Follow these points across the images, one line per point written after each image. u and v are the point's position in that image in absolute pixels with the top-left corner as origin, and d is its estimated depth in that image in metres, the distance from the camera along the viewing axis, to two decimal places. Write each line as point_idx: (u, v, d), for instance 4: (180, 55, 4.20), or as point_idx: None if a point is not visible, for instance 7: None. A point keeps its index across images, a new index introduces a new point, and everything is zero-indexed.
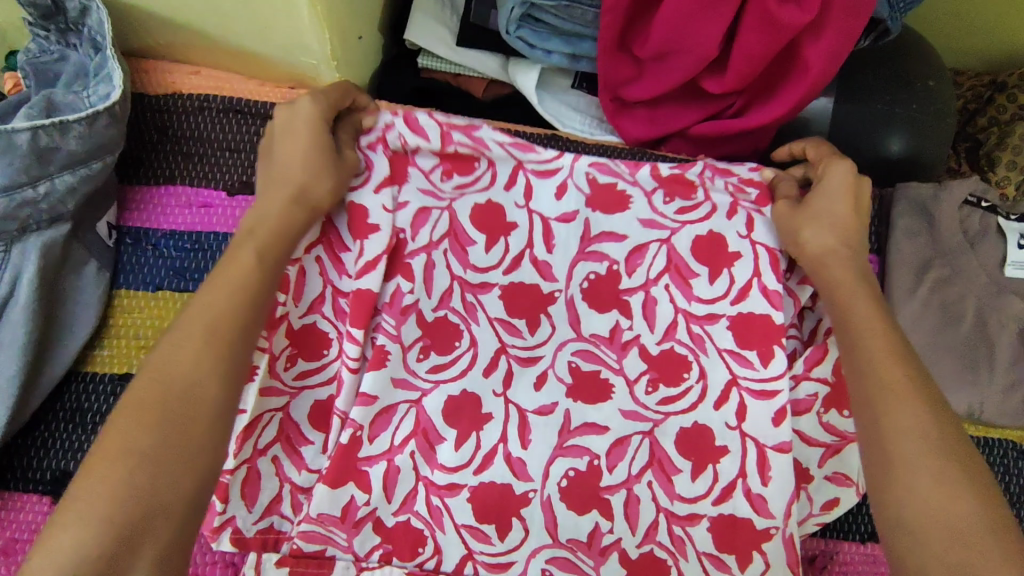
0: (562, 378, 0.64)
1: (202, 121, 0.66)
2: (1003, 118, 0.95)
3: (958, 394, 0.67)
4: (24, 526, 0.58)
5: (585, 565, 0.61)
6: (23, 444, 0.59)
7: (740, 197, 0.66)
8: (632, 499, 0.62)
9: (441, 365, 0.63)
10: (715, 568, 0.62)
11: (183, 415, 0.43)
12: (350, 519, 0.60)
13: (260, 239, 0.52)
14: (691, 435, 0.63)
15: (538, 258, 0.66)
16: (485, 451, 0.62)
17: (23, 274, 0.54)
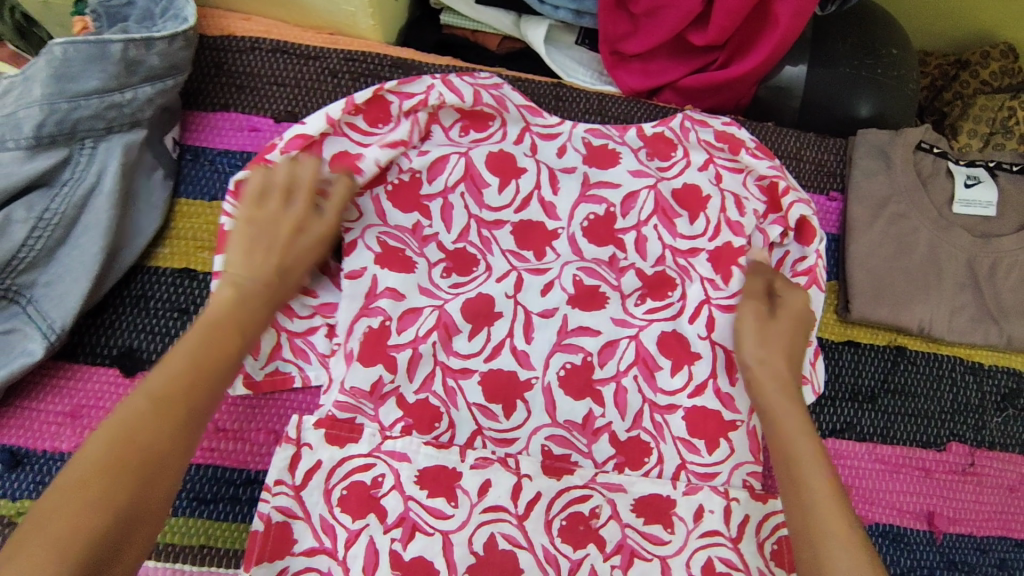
0: (565, 287, 0.74)
1: (253, 59, 0.75)
2: (966, 92, 1.05)
3: (911, 311, 0.76)
4: (90, 394, 0.67)
5: (579, 444, 0.70)
6: (93, 324, 0.68)
7: (712, 153, 0.78)
8: (620, 390, 0.71)
9: (462, 284, 0.73)
10: (688, 452, 0.70)
11: (154, 452, 0.47)
12: (377, 393, 0.68)
13: (251, 304, 0.58)
14: (671, 340, 0.73)
15: (545, 199, 0.76)
16: (494, 343, 0.71)
17: (106, 167, 0.63)
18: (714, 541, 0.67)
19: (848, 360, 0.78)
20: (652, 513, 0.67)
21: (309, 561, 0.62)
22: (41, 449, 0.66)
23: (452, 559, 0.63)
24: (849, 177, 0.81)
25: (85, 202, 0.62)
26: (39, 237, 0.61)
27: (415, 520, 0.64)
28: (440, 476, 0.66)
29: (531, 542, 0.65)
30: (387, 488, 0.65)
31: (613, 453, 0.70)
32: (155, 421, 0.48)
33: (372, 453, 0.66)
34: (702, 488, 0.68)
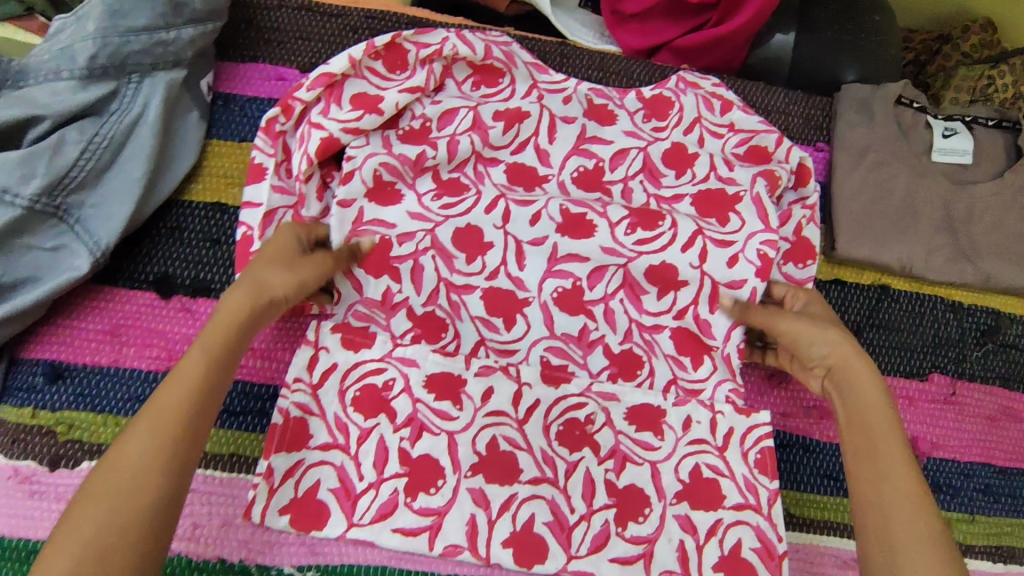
0: (553, 217, 0.79)
1: (280, 15, 0.81)
2: (948, 65, 1.11)
3: (894, 250, 0.82)
4: (128, 315, 0.72)
5: (575, 354, 0.77)
6: (131, 251, 0.73)
7: (701, 113, 0.83)
8: (609, 311, 0.78)
9: (451, 204, 0.79)
10: (676, 367, 0.78)
11: (129, 496, 0.52)
12: (388, 303, 0.76)
13: (215, 333, 0.61)
14: (659, 270, 0.79)
15: (540, 146, 0.82)
16: (490, 270, 0.78)
17: (150, 101, 0.69)
18: (701, 448, 0.75)
19: (835, 297, 0.83)
20: (642, 421, 0.75)
21: (322, 455, 0.70)
22: (82, 362, 0.71)
23: (457, 458, 0.71)
24: (834, 129, 0.86)
25: (130, 131, 0.68)
26: (89, 159, 0.66)
27: (422, 420, 0.72)
28: (445, 381, 0.74)
29: (530, 444, 0.73)
30: (397, 391, 0.73)
31: (606, 364, 0.77)
32: (124, 464, 0.54)
33: (384, 358, 0.74)
34: (690, 401, 0.76)
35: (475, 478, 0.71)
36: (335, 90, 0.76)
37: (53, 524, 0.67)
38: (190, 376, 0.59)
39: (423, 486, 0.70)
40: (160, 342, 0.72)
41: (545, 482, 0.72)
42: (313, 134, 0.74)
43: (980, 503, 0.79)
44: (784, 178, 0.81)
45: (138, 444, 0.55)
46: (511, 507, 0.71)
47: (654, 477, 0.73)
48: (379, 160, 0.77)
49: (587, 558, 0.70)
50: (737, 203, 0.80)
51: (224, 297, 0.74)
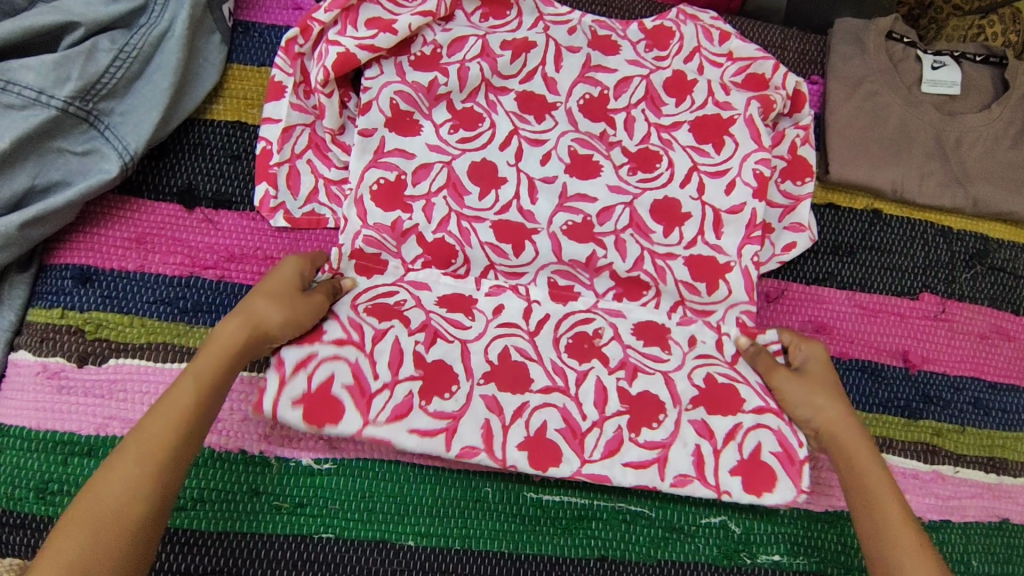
0: (562, 158, 0.81)
1: None
2: (941, 16, 1.14)
3: (884, 174, 0.85)
4: (153, 225, 0.75)
5: (581, 278, 0.79)
6: (156, 166, 0.77)
7: (700, 42, 0.86)
8: (620, 241, 0.79)
9: (468, 138, 0.80)
10: (688, 292, 0.79)
11: (114, 520, 0.53)
12: (398, 229, 0.77)
13: (209, 363, 0.62)
14: (663, 205, 0.80)
15: (548, 74, 0.83)
16: (502, 204, 0.79)
17: (178, 16, 0.73)
18: (709, 361, 0.76)
19: (829, 220, 0.86)
20: (650, 337, 0.77)
21: (338, 351, 0.71)
22: (109, 267, 0.74)
23: (470, 364, 0.73)
24: (828, 61, 0.90)
25: (158, 43, 0.72)
26: (120, 67, 0.70)
27: (436, 326, 0.74)
28: (457, 301, 0.76)
29: (540, 355, 0.74)
30: (409, 305, 0.75)
31: (612, 285, 0.79)
32: (112, 488, 0.54)
33: (397, 283, 0.76)
34: (696, 321, 0.79)
35: (488, 385, 0.73)
36: (351, 14, 0.78)
37: (81, 416, 0.70)
38: (185, 400, 0.60)
39: (438, 390, 0.72)
40: (184, 250, 0.75)
41: (557, 390, 0.73)
42: (330, 50, 0.76)
43: (970, 415, 0.82)
44: (778, 100, 0.84)
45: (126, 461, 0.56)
46: (524, 414, 0.72)
47: (668, 385, 0.75)
48: (395, 88, 0.79)
49: (601, 462, 0.71)
50: (732, 125, 0.83)
51: (244, 210, 0.77)
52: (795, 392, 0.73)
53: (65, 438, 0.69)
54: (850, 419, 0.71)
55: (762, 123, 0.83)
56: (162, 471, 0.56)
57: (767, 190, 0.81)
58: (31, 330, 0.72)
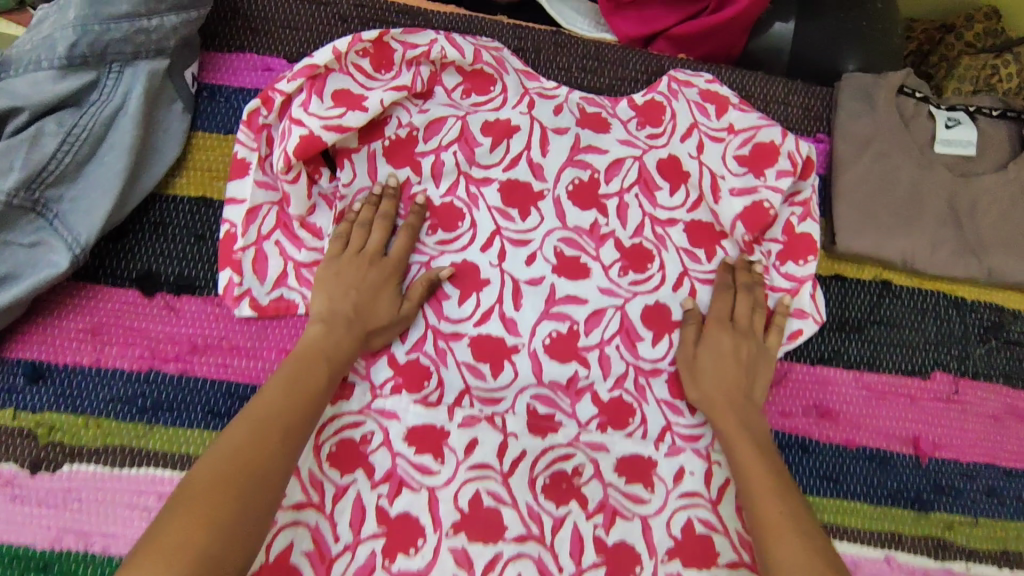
0: (548, 258, 0.77)
1: (269, 4, 0.80)
2: (951, 54, 1.08)
3: (894, 243, 0.79)
4: (110, 313, 0.70)
5: (562, 403, 0.73)
6: (115, 248, 0.72)
7: (695, 117, 0.81)
8: (604, 357, 0.74)
9: (448, 240, 0.76)
10: (672, 414, 0.74)
11: (247, 476, 0.55)
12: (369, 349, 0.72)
13: (315, 351, 0.66)
14: (654, 311, 0.76)
15: (533, 160, 0.79)
16: (483, 310, 0.74)
17: (132, 91, 0.67)
18: (693, 501, 0.71)
19: (836, 293, 0.81)
20: (633, 473, 0.71)
21: (294, 516, 0.66)
22: (64, 363, 0.69)
23: (438, 515, 0.67)
24: (834, 119, 0.84)
25: (110, 121, 0.66)
26: (68, 150, 0.64)
27: (401, 475, 0.68)
28: (428, 434, 0.70)
29: (515, 499, 0.69)
30: (376, 445, 0.69)
31: (596, 412, 0.73)
32: (232, 446, 0.56)
33: (363, 412, 0.70)
34: (684, 451, 0.72)
35: (458, 537, 0.67)
36: (317, 84, 0.73)
37: (33, 529, 0.65)
38: (308, 382, 0.63)
39: (401, 547, 0.66)
40: (143, 342, 0.70)
41: (532, 540, 0.67)
42: (293, 131, 0.71)
43: (985, 506, 0.77)
44: (773, 208, 0.78)
45: (264, 414, 0.59)
46: (496, 568, 0.66)
47: (646, 533, 0.69)
48: (369, 195, 0.75)
49: None
50: (725, 238, 0.79)
51: (208, 294, 0.72)
52: (705, 360, 0.73)
53: (12, 554, 0.64)
54: (746, 394, 0.72)
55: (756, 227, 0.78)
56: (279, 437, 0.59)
57: (758, 304, 0.77)
58: None
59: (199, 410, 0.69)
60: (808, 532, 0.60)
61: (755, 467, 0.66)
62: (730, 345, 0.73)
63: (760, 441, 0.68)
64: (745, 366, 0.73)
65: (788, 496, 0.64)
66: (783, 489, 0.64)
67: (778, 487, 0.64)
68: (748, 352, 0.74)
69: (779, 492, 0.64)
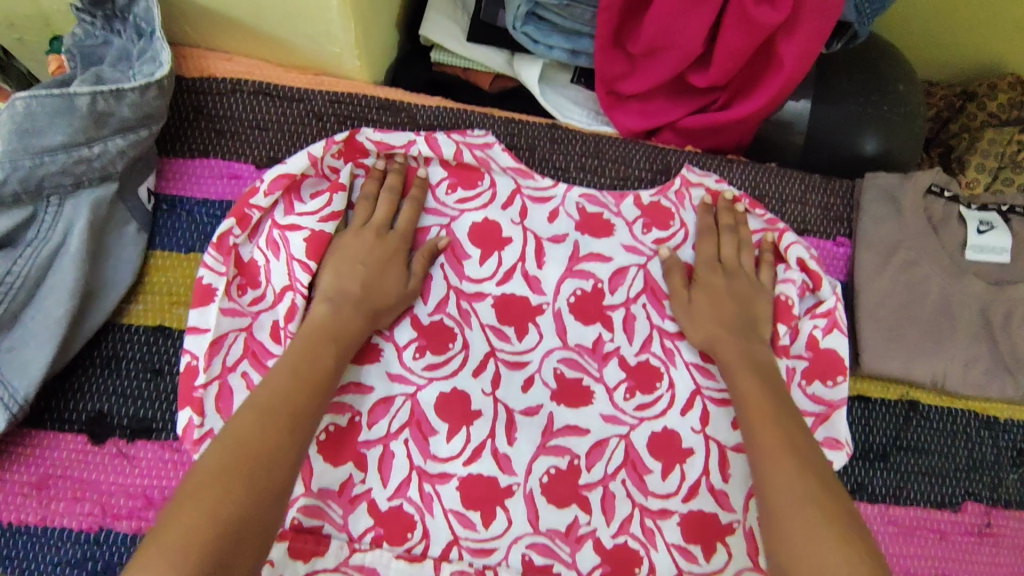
0: (547, 381, 0.71)
1: (234, 102, 0.73)
2: (974, 124, 0.97)
3: (923, 365, 0.73)
4: (57, 462, 0.63)
5: (562, 552, 0.66)
6: (61, 388, 0.64)
7: (705, 225, 0.75)
8: (608, 495, 0.68)
9: (436, 364, 0.70)
10: (684, 559, 0.67)
11: (252, 444, 0.52)
12: (346, 494, 0.65)
13: (316, 322, 0.63)
14: (662, 440, 0.70)
15: (528, 272, 0.73)
16: (474, 445, 0.68)
17: (74, 225, 0.59)
18: None
19: (859, 416, 0.74)
20: None
21: None
22: (3, 522, 0.62)
23: None
24: (857, 223, 0.77)
25: (50, 263, 0.59)
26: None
27: None
28: None
29: None
30: None
31: (599, 562, 0.66)
32: (242, 423, 0.54)
33: (339, 568, 0.63)
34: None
35: None
36: (293, 189, 0.70)
37: None
38: (314, 359, 0.60)
39: None
40: (93, 496, 0.62)
41: None
42: (293, 238, 0.68)
43: None
44: (792, 301, 0.72)
45: (277, 391, 0.57)
46: None
47: None
48: None
49: None
50: None
51: (167, 438, 0.64)
52: (701, 298, 0.70)
53: None
54: (753, 328, 0.70)
55: (774, 353, 0.71)
56: (283, 403, 0.56)
57: None
58: None
59: None
60: (810, 474, 0.56)
61: (755, 411, 0.62)
62: (722, 283, 0.71)
63: (755, 377, 0.65)
64: (751, 305, 0.71)
65: (796, 438, 0.60)
66: (796, 438, 0.60)
67: (784, 437, 0.59)
68: (756, 294, 0.71)
69: (787, 433, 0.60)
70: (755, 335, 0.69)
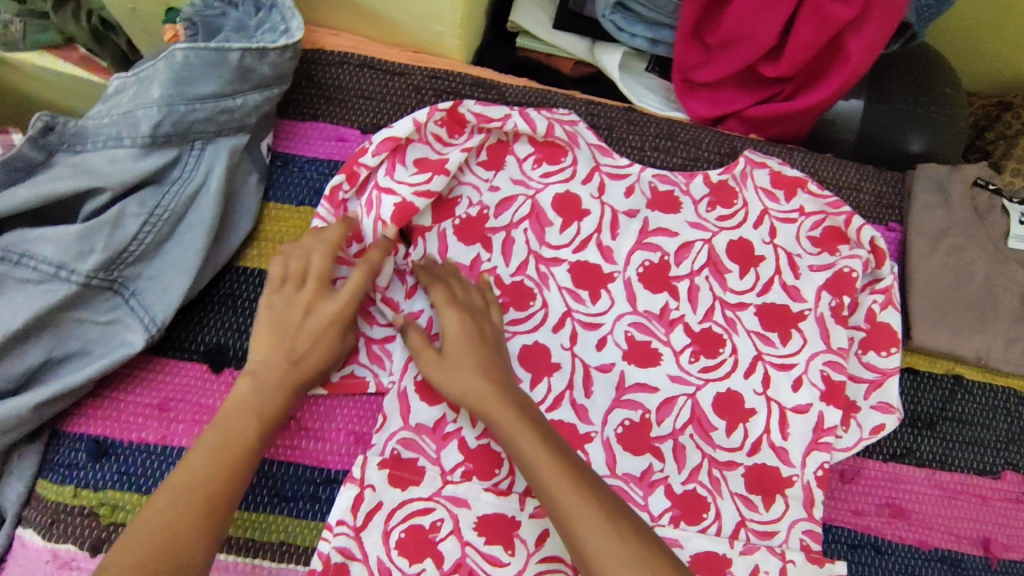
0: (619, 343, 0.75)
1: (343, 73, 0.79)
2: (1010, 132, 1.03)
3: (969, 341, 0.78)
4: (177, 388, 0.69)
5: (635, 495, 0.70)
6: (185, 320, 0.70)
7: (766, 205, 0.81)
8: (678, 447, 0.73)
9: (519, 320, 0.75)
10: (746, 508, 0.72)
11: (171, 535, 0.53)
12: (440, 431, 0.70)
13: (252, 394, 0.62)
14: (726, 401, 0.75)
15: (602, 243, 0.78)
16: (555, 395, 0.73)
17: (213, 168, 0.66)
18: None
19: (907, 387, 0.80)
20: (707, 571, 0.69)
21: None
22: (127, 439, 0.67)
23: None
24: (908, 209, 0.83)
25: (191, 201, 0.65)
26: (148, 233, 0.63)
27: (471, 566, 0.66)
28: (499, 523, 0.68)
29: None
30: (445, 533, 0.67)
31: (669, 506, 0.71)
32: (164, 510, 0.55)
33: (433, 497, 0.68)
34: (760, 548, 0.70)
35: None
36: (398, 154, 0.74)
37: None
38: (228, 426, 0.60)
39: None
40: (210, 419, 0.68)
41: None
42: (385, 200, 0.73)
43: None
44: (855, 275, 0.78)
45: (195, 476, 0.57)
46: None
47: None
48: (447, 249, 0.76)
49: None
50: (802, 319, 0.77)
51: None
52: (451, 325, 0.68)
53: None
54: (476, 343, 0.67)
55: (835, 323, 0.77)
56: (196, 487, 0.56)
57: (838, 395, 0.75)
58: (41, 507, 0.65)
59: (266, 493, 0.67)
60: (597, 515, 0.55)
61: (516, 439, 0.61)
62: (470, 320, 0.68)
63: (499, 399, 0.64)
64: (485, 332, 0.68)
65: (576, 478, 0.58)
66: (573, 475, 0.58)
67: (565, 473, 0.58)
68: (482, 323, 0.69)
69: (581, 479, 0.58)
70: (492, 363, 0.66)
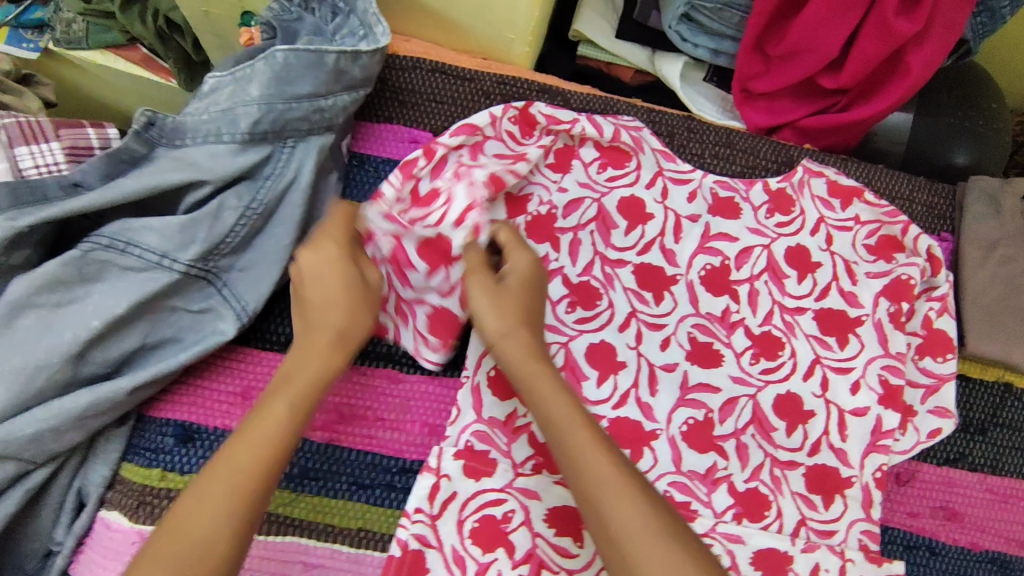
0: (682, 344, 0.77)
1: (415, 76, 0.81)
2: None
3: None
4: (259, 376, 0.71)
5: (699, 492, 0.72)
6: (267, 312, 0.73)
7: (823, 213, 0.83)
8: (741, 446, 0.75)
9: (586, 319, 0.77)
10: (806, 507, 0.74)
11: (204, 513, 0.51)
12: (511, 424, 0.72)
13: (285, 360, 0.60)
14: (786, 402, 0.77)
15: (666, 246, 0.80)
16: (621, 393, 0.75)
17: (303, 166, 0.68)
18: None
19: (959, 393, 0.82)
20: (769, 568, 0.70)
21: None
22: (211, 426, 0.69)
23: None
24: (961, 221, 0.86)
25: (282, 196, 0.68)
26: (243, 226, 0.66)
27: (542, 557, 0.68)
28: (569, 515, 0.70)
29: None
30: (516, 524, 0.69)
31: (732, 503, 0.73)
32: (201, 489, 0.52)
33: (505, 489, 0.70)
34: (820, 547, 0.72)
35: None
36: (476, 153, 0.77)
37: None
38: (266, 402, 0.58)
39: None
40: None
41: None
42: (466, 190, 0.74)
43: None
44: (911, 281, 0.81)
45: (232, 453, 0.54)
46: None
47: None
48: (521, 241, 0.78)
49: None
50: (859, 325, 0.79)
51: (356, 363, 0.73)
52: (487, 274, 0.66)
53: None
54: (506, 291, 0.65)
55: (893, 328, 0.80)
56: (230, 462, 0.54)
57: (895, 398, 0.77)
58: (126, 489, 0.67)
59: (345, 481, 0.70)
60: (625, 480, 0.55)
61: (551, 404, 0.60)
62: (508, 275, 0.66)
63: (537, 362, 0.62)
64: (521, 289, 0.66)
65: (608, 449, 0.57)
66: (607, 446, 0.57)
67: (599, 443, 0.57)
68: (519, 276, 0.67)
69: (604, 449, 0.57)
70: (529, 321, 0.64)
